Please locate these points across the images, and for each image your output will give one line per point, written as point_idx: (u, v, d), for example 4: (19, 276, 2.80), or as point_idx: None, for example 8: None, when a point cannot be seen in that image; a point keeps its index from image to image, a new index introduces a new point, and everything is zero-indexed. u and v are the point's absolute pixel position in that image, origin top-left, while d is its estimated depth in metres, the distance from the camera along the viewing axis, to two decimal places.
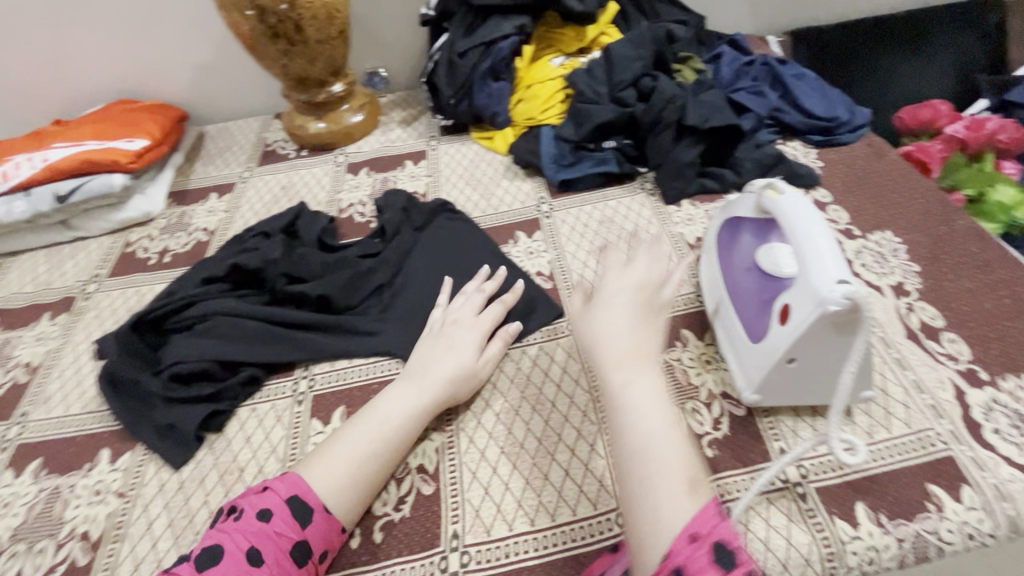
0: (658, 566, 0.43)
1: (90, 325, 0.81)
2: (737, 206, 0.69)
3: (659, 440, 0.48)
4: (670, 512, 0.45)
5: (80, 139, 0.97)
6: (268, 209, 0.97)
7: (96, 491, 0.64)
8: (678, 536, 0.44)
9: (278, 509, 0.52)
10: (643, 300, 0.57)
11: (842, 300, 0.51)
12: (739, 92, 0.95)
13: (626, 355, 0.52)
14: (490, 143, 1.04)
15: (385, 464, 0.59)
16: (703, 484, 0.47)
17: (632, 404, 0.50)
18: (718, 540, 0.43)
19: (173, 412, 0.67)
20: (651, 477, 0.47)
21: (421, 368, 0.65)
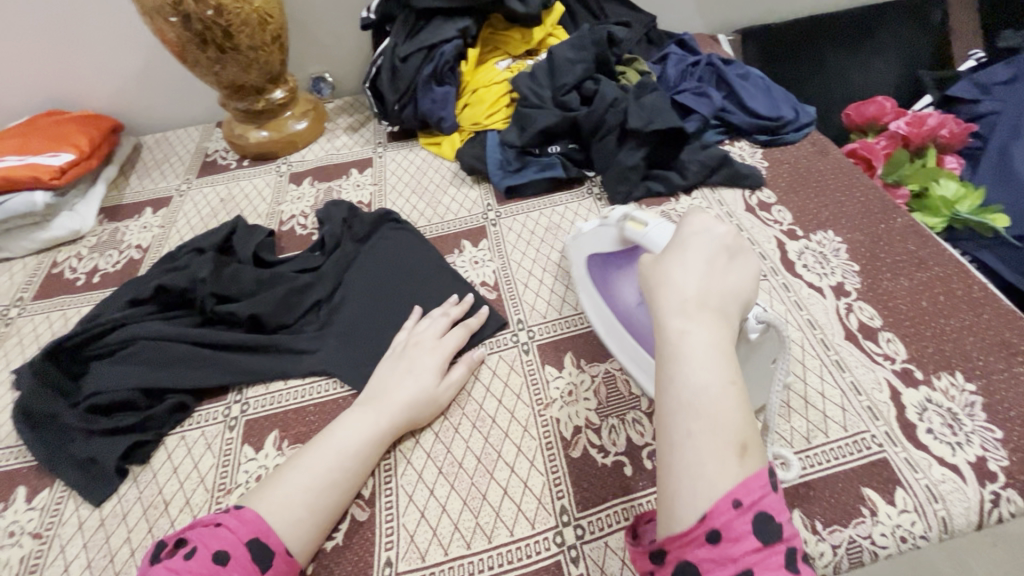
0: (692, 526, 0.39)
1: (12, 353, 0.77)
2: (599, 238, 0.67)
3: (707, 372, 0.42)
4: (711, 470, 0.40)
5: (0, 155, 0.92)
6: (206, 223, 0.94)
7: (10, 533, 0.60)
8: (721, 500, 0.39)
9: (237, 552, 0.49)
10: (721, 246, 0.50)
11: (758, 324, 0.54)
12: (684, 93, 0.94)
13: (688, 302, 0.46)
14: (438, 149, 1.02)
15: (344, 494, 0.57)
16: (755, 447, 0.42)
17: (700, 353, 0.43)
18: (764, 511, 0.39)
19: (92, 446, 0.63)
20: (698, 428, 0.41)
21: (378, 394, 0.64)
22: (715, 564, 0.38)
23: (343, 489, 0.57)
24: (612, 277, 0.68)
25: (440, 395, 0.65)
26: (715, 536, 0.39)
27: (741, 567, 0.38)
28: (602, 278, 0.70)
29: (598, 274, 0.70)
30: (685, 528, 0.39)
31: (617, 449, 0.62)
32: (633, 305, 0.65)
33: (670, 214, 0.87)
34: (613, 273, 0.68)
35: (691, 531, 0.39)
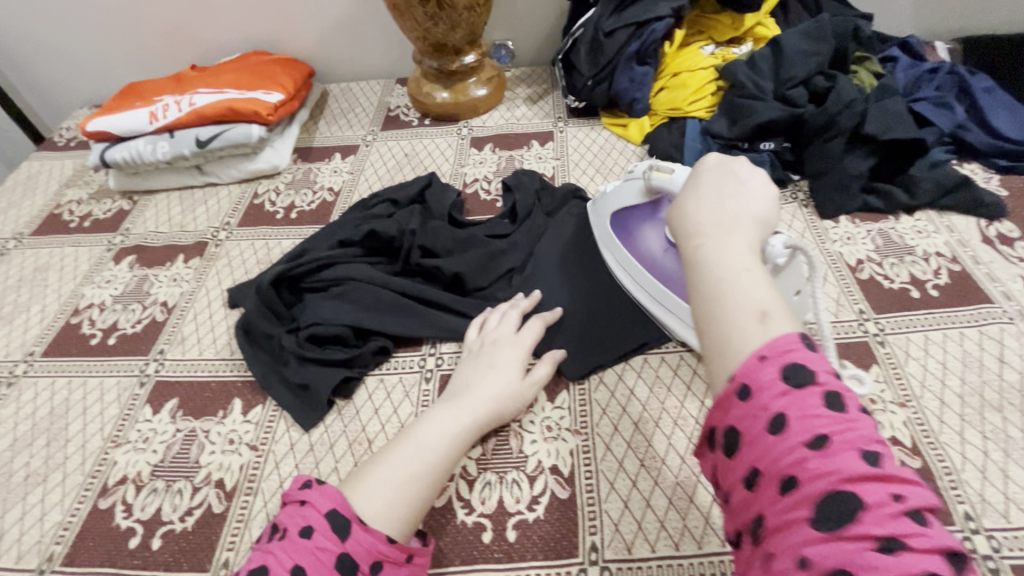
0: (723, 389, 0.36)
1: (222, 272, 0.83)
2: (624, 194, 0.72)
3: (719, 265, 0.40)
4: (739, 340, 0.36)
5: (222, 88, 0.98)
6: (392, 174, 0.96)
7: (229, 440, 0.64)
8: (746, 359, 0.36)
9: (319, 524, 0.45)
10: (729, 174, 0.48)
11: (786, 249, 0.55)
12: (921, 101, 0.85)
13: (700, 224, 0.44)
14: (624, 131, 0.98)
15: (429, 491, 0.52)
16: (783, 318, 0.37)
17: (716, 256, 0.41)
18: (790, 358, 0.34)
19: (306, 372, 0.66)
20: (719, 312, 0.38)
21: (463, 389, 0.60)
22: (749, 419, 0.34)
23: (434, 481, 0.53)
24: (637, 229, 0.71)
25: (521, 394, 0.62)
26: (744, 391, 0.35)
27: (773, 415, 0.33)
28: (627, 232, 0.72)
29: (623, 228, 0.73)
30: (720, 394, 0.37)
31: None
32: (660, 251, 0.68)
33: (889, 232, 0.78)
34: (638, 226, 0.71)
35: (723, 396, 0.36)
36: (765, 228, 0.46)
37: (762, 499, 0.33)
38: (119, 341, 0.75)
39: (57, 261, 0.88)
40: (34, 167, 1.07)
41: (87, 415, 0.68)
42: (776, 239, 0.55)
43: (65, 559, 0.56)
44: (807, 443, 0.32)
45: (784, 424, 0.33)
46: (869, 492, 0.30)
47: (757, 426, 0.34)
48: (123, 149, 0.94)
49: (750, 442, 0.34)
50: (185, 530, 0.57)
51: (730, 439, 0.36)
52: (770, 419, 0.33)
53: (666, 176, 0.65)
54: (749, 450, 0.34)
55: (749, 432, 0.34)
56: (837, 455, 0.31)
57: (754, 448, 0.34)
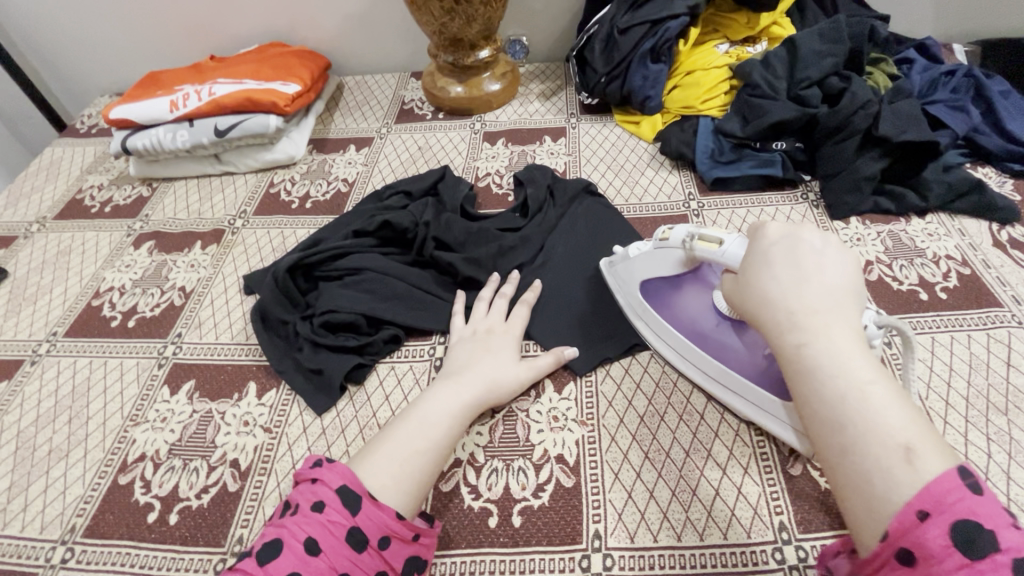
0: (879, 549, 0.35)
1: (239, 259, 0.84)
2: (659, 262, 0.64)
3: (837, 380, 0.39)
4: (883, 484, 0.35)
5: (241, 78, 1.00)
6: (406, 167, 0.97)
7: (244, 422, 0.65)
8: (900, 514, 0.34)
9: (329, 499, 0.47)
10: (800, 244, 0.46)
11: (879, 327, 0.47)
12: (935, 104, 0.84)
13: (791, 316, 0.43)
14: (636, 128, 0.99)
15: (431, 465, 0.54)
16: (926, 446, 0.35)
17: (827, 365, 0.40)
18: (961, 517, 0.32)
19: (320, 358, 0.68)
20: (849, 439, 0.37)
21: (459, 369, 0.63)
22: None
23: (438, 455, 0.55)
24: (677, 299, 0.65)
25: (517, 374, 0.64)
26: (909, 556, 0.33)
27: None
28: (666, 301, 0.66)
29: (661, 298, 0.66)
30: (875, 552, 0.35)
31: None
32: (713, 326, 0.62)
33: (900, 234, 0.78)
34: (679, 295, 0.65)
35: (880, 554, 0.35)
36: (855, 299, 0.44)
37: None
38: (139, 324, 0.77)
39: (79, 244, 0.90)
40: (57, 152, 1.09)
41: (107, 394, 0.70)
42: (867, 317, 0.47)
43: (86, 531, 0.58)
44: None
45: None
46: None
47: None
48: (144, 137, 0.96)
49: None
50: (201, 507, 0.59)
51: None
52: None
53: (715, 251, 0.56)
54: None
55: None
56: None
57: None
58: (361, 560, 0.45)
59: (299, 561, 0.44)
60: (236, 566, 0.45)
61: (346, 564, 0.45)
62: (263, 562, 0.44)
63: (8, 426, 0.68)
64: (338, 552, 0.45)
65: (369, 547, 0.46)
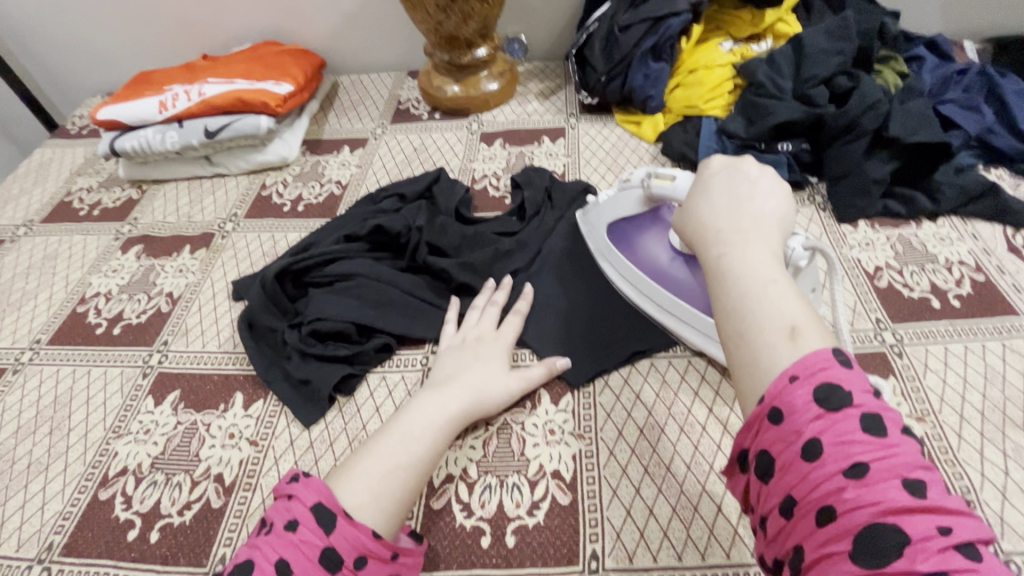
0: (753, 411, 0.35)
1: (228, 264, 0.82)
2: (621, 204, 0.68)
3: (745, 276, 0.38)
4: (768, 358, 0.35)
5: (232, 78, 0.98)
6: (401, 168, 0.95)
7: (230, 434, 0.63)
8: (775, 380, 0.34)
9: (304, 518, 0.45)
10: (739, 175, 0.46)
11: (805, 250, 0.51)
12: (947, 104, 0.82)
13: (718, 231, 0.43)
14: (637, 128, 0.96)
15: (416, 479, 0.51)
16: (813, 330, 0.35)
17: (739, 266, 0.39)
18: (825, 378, 0.32)
19: (308, 368, 0.66)
20: (745, 325, 0.36)
21: (447, 379, 0.60)
22: (782, 444, 0.33)
23: (422, 469, 0.52)
24: (638, 239, 0.69)
25: (508, 384, 0.61)
26: (776, 415, 0.33)
27: (807, 440, 0.31)
28: (628, 242, 0.70)
29: (624, 239, 0.70)
30: (750, 415, 0.35)
31: None
32: (667, 262, 0.66)
33: (910, 238, 0.75)
34: (640, 235, 0.69)
35: (754, 417, 0.34)
36: (785, 226, 0.44)
37: (798, 530, 0.31)
38: (124, 332, 0.75)
39: (65, 249, 0.88)
40: (46, 154, 1.07)
41: (90, 405, 0.68)
42: (794, 241, 0.52)
43: (64, 549, 0.56)
44: (844, 470, 0.30)
45: (819, 449, 0.31)
46: (914, 525, 0.28)
47: (790, 452, 0.32)
48: (133, 138, 0.94)
49: (784, 466, 0.32)
50: (183, 525, 0.57)
51: (764, 464, 0.34)
52: (803, 444, 0.32)
53: (667, 185, 0.61)
54: (784, 476, 0.32)
55: (783, 457, 0.32)
56: (877, 484, 0.29)
57: (789, 474, 0.32)
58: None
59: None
60: None
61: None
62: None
63: None
64: (311, 575, 0.42)
65: (345, 568, 0.44)
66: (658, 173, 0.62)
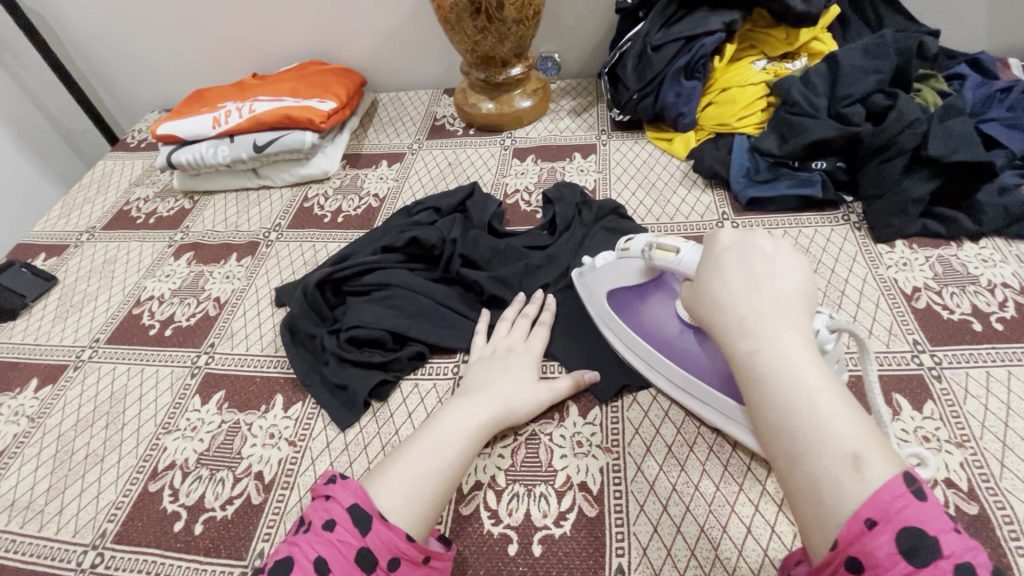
0: (828, 552, 0.35)
1: (272, 272, 0.86)
2: (622, 275, 0.65)
3: (789, 387, 0.39)
4: (834, 494, 0.35)
5: (280, 96, 1.03)
6: (436, 182, 0.98)
7: (270, 434, 0.66)
8: (847, 523, 0.35)
9: (341, 518, 0.47)
10: (753, 252, 0.47)
11: (831, 331, 0.48)
12: (991, 123, 0.80)
13: (744, 320, 0.43)
14: (668, 146, 0.97)
15: (446, 485, 0.53)
16: (871, 457, 0.36)
17: (781, 376, 0.40)
18: (907, 526, 0.33)
19: (345, 373, 0.68)
20: (800, 449, 0.38)
21: (477, 388, 0.62)
22: None
23: (452, 474, 0.54)
24: (643, 309, 0.65)
25: (536, 395, 0.63)
26: (855, 562, 0.34)
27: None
28: (632, 312, 0.66)
29: (628, 309, 0.66)
30: (824, 556, 0.36)
31: None
32: (676, 334, 0.62)
33: (950, 259, 0.74)
34: (646, 305, 0.65)
35: (827, 557, 0.35)
36: (807, 302, 0.45)
37: None
38: (175, 333, 0.80)
39: (124, 254, 0.94)
40: (108, 166, 1.15)
41: (142, 402, 0.72)
42: (819, 321, 0.49)
43: (117, 537, 0.60)
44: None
45: None
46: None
47: None
48: (188, 152, 1.00)
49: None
50: (226, 518, 0.60)
51: None
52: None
53: (671, 259, 0.56)
54: None
55: None
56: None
57: None
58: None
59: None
60: None
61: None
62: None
63: (50, 429, 0.71)
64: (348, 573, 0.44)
65: (379, 568, 0.46)
66: (660, 245, 0.58)
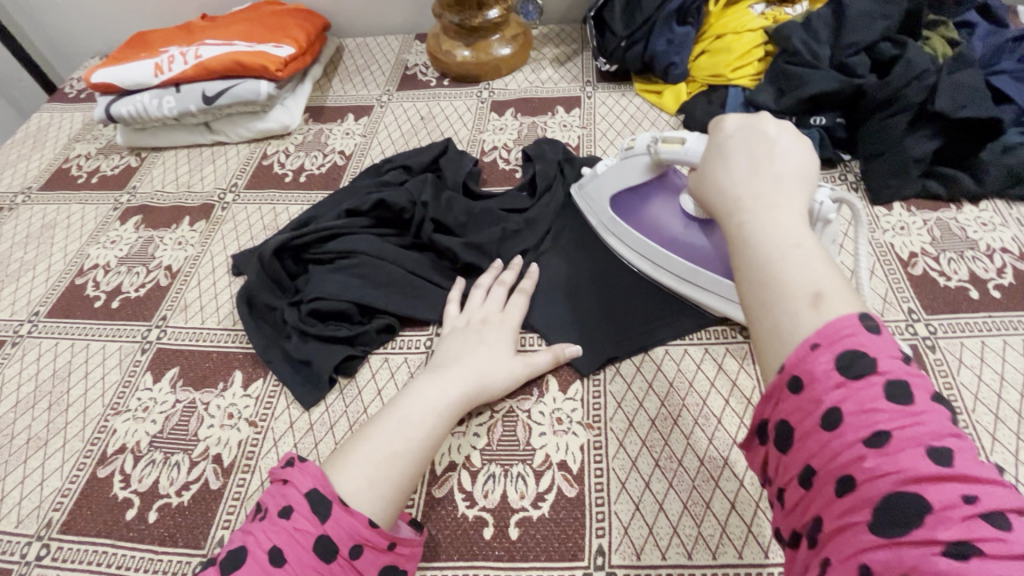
0: (774, 381, 0.32)
1: (228, 237, 0.79)
2: (623, 177, 0.65)
3: (767, 239, 0.36)
4: (790, 328, 0.32)
5: (231, 40, 0.93)
6: (407, 138, 0.90)
7: (229, 414, 0.62)
8: (795, 348, 0.32)
9: (297, 504, 0.43)
10: (756, 133, 0.43)
11: (832, 204, 0.49)
12: (1000, 75, 0.75)
13: (739, 199, 0.40)
14: (657, 99, 0.90)
15: (414, 466, 0.49)
16: (838, 295, 0.32)
17: (761, 231, 0.36)
18: (850, 345, 0.30)
19: (308, 348, 0.63)
20: (768, 295, 0.34)
21: (449, 361, 0.58)
22: (802, 415, 0.31)
23: (421, 455, 0.50)
24: (647, 208, 0.67)
25: (512, 369, 0.59)
26: (796, 384, 0.31)
27: (827, 409, 0.30)
28: (637, 211, 0.68)
29: (630, 210, 0.68)
30: (770, 386, 0.33)
31: None
32: (680, 229, 0.64)
33: (949, 223, 0.70)
34: (648, 204, 0.67)
35: (774, 387, 0.32)
36: (807, 185, 0.41)
37: (818, 500, 0.30)
38: (122, 305, 0.73)
39: (64, 218, 0.85)
40: (44, 119, 1.04)
41: (88, 380, 0.67)
42: (821, 194, 0.49)
43: (63, 527, 0.56)
44: (864, 439, 0.28)
45: (838, 419, 0.29)
46: (937, 493, 0.26)
47: (810, 420, 0.30)
48: (129, 103, 0.90)
49: (802, 435, 0.31)
50: (182, 505, 0.56)
51: (786, 436, 0.32)
52: (824, 413, 0.30)
53: (673, 148, 0.54)
54: (803, 445, 0.31)
55: (803, 426, 0.31)
56: (899, 453, 0.27)
57: (808, 444, 0.30)
58: (330, 571, 0.42)
59: (263, 574, 0.40)
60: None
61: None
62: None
63: None
64: (304, 563, 0.41)
65: (340, 556, 0.42)
66: (665, 136, 0.56)
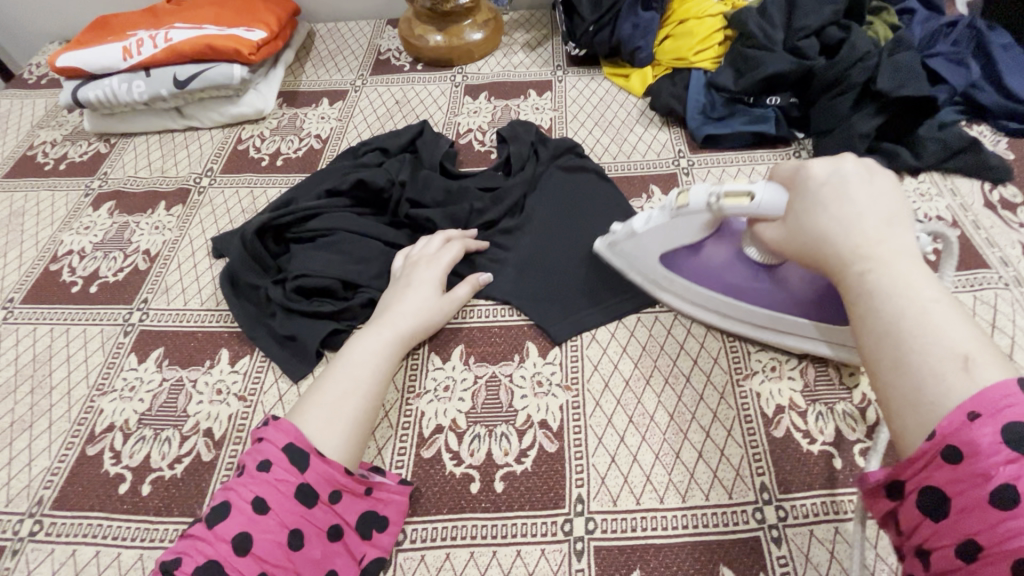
0: (921, 446, 0.34)
1: (206, 221, 0.80)
2: (677, 232, 0.59)
3: (897, 296, 0.38)
4: (937, 389, 0.34)
5: (201, 23, 0.93)
6: (382, 122, 0.92)
7: (217, 390, 0.63)
8: (949, 416, 0.33)
9: (277, 457, 0.49)
10: (850, 180, 0.45)
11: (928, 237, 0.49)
12: (936, 58, 0.81)
13: (854, 244, 0.42)
14: (625, 82, 0.93)
15: (369, 402, 0.56)
16: (985, 359, 0.34)
17: (888, 286, 0.39)
18: (1014, 417, 0.31)
19: (292, 324, 0.65)
20: (905, 352, 0.36)
21: (383, 311, 0.63)
22: (964, 485, 0.32)
23: (371, 394, 0.56)
24: (701, 262, 0.61)
25: (441, 309, 0.64)
26: (954, 454, 0.32)
27: (998, 486, 0.31)
28: (691, 269, 0.62)
29: (684, 269, 0.62)
30: (914, 451, 0.35)
31: (825, 438, 0.56)
32: (751, 282, 0.59)
33: None
34: (700, 259, 0.61)
35: (921, 454, 0.34)
36: (904, 221, 0.43)
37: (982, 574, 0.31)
38: (101, 289, 0.73)
39: (33, 205, 0.84)
40: (4, 105, 1.01)
41: (70, 363, 0.67)
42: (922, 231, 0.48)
43: (55, 503, 0.57)
44: None
45: (1013, 498, 0.30)
46: None
47: (974, 496, 0.31)
48: (97, 88, 0.89)
49: (962, 509, 0.32)
50: (175, 477, 0.57)
51: (936, 499, 0.33)
52: (993, 490, 0.31)
53: (744, 203, 0.50)
54: (964, 519, 0.32)
55: (965, 499, 0.32)
56: None
57: (972, 518, 0.31)
58: (313, 514, 0.48)
59: (247, 521, 0.46)
60: (190, 531, 0.47)
61: (295, 519, 0.47)
62: (211, 526, 0.46)
63: None
64: (286, 509, 0.47)
65: (321, 501, 0.49)
66: (727, 192, 0.51)
